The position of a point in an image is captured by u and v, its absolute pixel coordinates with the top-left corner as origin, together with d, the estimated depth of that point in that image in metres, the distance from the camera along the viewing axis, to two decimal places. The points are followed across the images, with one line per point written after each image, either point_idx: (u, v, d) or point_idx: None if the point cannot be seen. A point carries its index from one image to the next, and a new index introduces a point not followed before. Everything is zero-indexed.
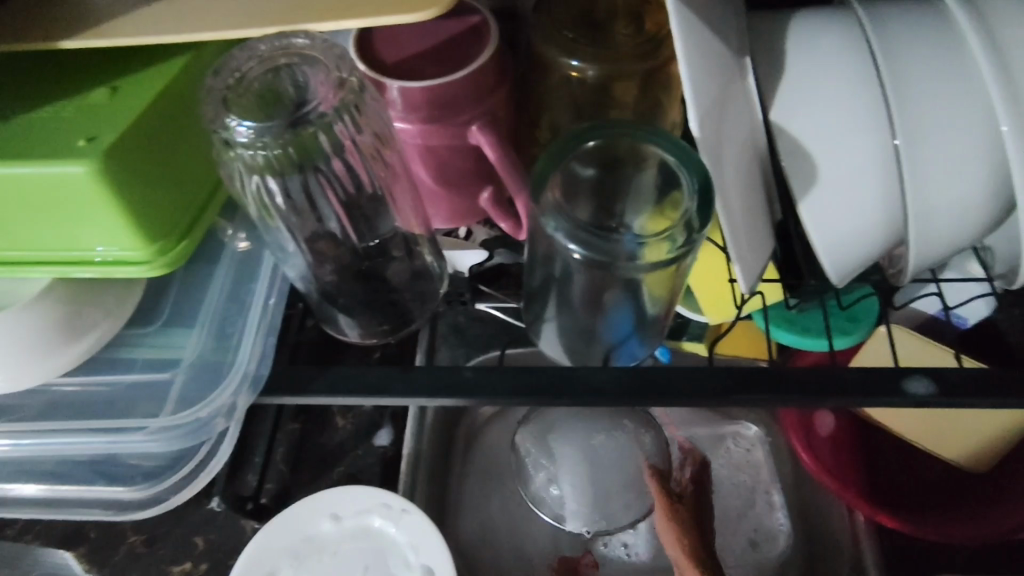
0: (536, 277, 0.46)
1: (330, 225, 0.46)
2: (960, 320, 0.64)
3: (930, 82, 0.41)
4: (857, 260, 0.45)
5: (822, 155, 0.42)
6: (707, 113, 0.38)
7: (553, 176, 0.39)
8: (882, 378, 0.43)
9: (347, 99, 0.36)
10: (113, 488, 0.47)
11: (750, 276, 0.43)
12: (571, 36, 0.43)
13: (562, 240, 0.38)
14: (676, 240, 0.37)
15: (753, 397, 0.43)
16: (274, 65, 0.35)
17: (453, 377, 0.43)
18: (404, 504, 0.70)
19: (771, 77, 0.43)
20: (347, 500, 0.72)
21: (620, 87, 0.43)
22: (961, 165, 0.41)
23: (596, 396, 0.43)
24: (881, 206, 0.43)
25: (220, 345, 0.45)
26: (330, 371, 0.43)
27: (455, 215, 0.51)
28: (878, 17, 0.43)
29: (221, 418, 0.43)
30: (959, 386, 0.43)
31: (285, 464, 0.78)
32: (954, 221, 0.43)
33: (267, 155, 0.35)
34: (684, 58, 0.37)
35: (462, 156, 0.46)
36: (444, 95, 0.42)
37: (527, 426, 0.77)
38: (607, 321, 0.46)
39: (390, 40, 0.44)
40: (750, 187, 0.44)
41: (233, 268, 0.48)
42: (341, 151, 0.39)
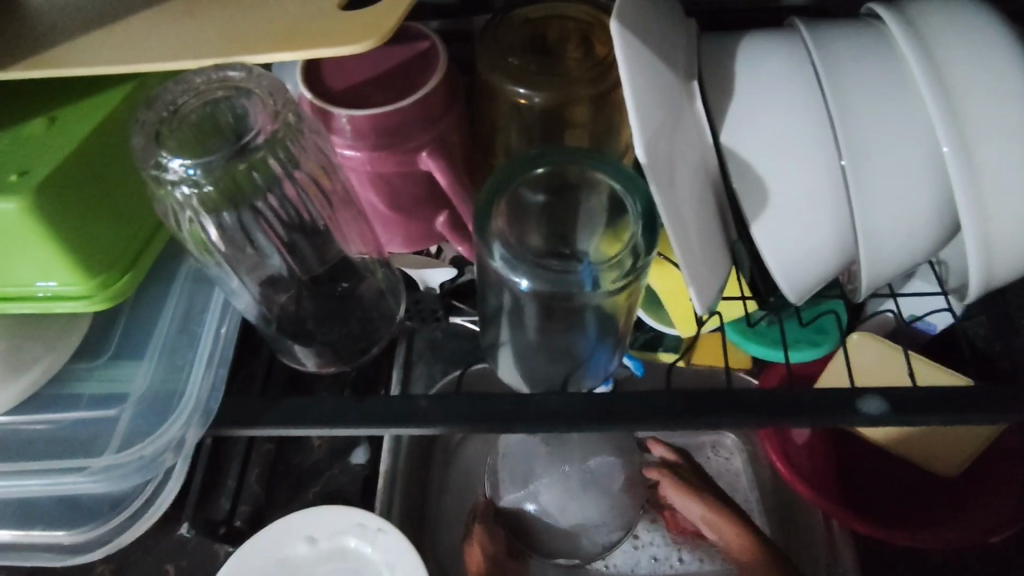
0: (489, 304, 0.45)
1: (273, 261, 0.46)
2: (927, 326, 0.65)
3: (875, 104, 0.42)
4: (812, 279, 0.45)
5: (772, 177, 0.43)
6: (655, 138, 0.37)
7: (500, 205, 0.39)
8: (839, 396, 0.43)
9: (280, 132, 0.35)
10: (53, 533, 0.45)
11: (704, 300, 0.43)
12: (518, 62, 0.43)
13: (511, 271, 0.38)
14: (624, 265, 0.38)
15: (710, 420, 0.42)
16: (212, 98, 0.35)
17: (408, 407, 0.43)
18: (379, 523, 0.69)
19: (720, 99, 0.44)
20: (321, 522, 0.71)
21: (570, 111, 0.43)
22: (905, 185, 0.42)
23: (555, 421, 0.42)
24: (833, 227, 0.44)
25: (169, 377, 0.44)
26: (284, 402, 0.42)
27: (410, 240, 0.49)
28: (823, 40, 0.44)
29: (170, 454, 0.42)
30: (911, 404, 0.43)
31: (259, 485, 0.75)
32: (903, 240, 0.43)
33: (201, 195, 0.35)
34: (629, 85, 0.37)
35: (414, 182, 0.45)
36: (391, 122, 0.41)
37: (504, 474, 0.74)
38: (564, 346, 0.46)
39: (338, 67, 0.44)
40: (702, 210, 0.43)
41: (185, 298, 0.47)
42: (277, 185, 0.39)
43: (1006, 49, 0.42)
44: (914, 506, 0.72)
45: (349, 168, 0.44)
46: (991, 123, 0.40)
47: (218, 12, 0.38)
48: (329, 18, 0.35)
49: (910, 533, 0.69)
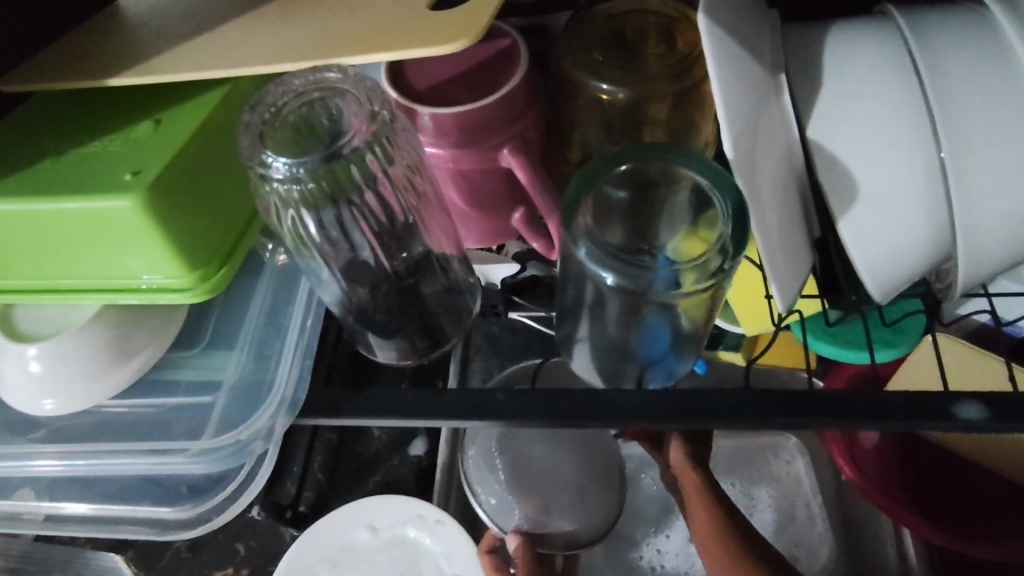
0: (567, 298, 0.46)
1: (364, 254, 0.46)
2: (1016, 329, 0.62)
3: (978, 93, 0.39)
4: (903, 276, 0.43)
5: (862, 171, 0.41)
6: (741, 134, 0.37)
7: (586, 200, 0.39)
8: (929, 400, 0.42)
9: (378, 131, 0.36)
10: (159, 509, 0.48)
11: (787, 296, 0.42)
12: (600, 58, 0.42)
13: (595, 266, 0.38)
14: (709, 266, 0.37)
15: (791, 420, 0.41)
16: (308, 99, 0.36)
17: (486, 400, 0.43)
18: (438, 514, 0.71)
19: (807, 93, 0.42)
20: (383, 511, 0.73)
21: (651, 107, 0.43)
22: (1012, 177, 0.40)
23: (630, 419, 0.42)
24: (926, 224, 0.42)
25: (259, 367, 0.47)
26: (365, 393, 0.44)
27: (486, 236, 0.51)
28: (919, 26, 0.42)
29: (260, 441, 0.44)
30: (1012, 410, 0.41)
31: (322, 473, 0.79)
32: (1006, 237, 0.41)
33: (301, 190, 0.36)
34: (718, 80, 0.36)
35: (493, 179, 0.46)
36: (475, 120, 0.42)
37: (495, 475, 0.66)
38: (643, 343, 0.45)
39: (422, 67, 0.45)
40: (786, 207, 0.42)
41: (272, 289, 0.50)
42: (373, 182, 0.40)
43: None
44: (995, 516, 0.69)
45: (433, 165, 0.45)
46: None
47: (311, 16, 0.39)
48: (421, 18, 0.36)
49: (986, 546, 0.67)
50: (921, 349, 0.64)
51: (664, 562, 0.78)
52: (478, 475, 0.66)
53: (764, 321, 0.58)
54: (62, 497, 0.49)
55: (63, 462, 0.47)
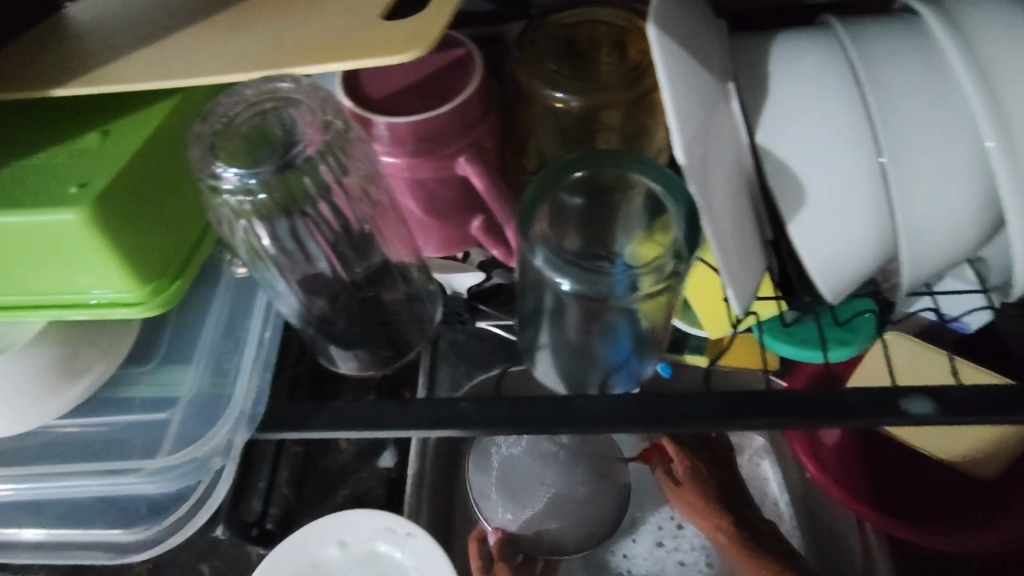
0: (528, 305, 0.46)
1: (320, 265, 0.45)
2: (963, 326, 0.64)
3: (915, 100, 0.41)
4: (852, 277, 0.45)
5: (809, 175, 0.43)
6: (693, 140, 0.38)
7: (541, 207, 0.40)
8: (881, 396, 0.43)
9: (330, 141, 0.36)
10: (112, 531, 0.47)
11: (742, 299, 0.43)
12: (554, 67, 0.43)
13: (553, 272, 0.39)
14: (664, 269, 0.38)
15: (749, 420, 0.42)
16: (261, 109, 0.36)
17: (449, 409, 0.43)
18: (408, 527, 0.71)
19: (755, 100, 0.44)
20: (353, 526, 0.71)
21: (605, 115, 0.44)
22: (949, 180, 0.41)
23: (594, 424, 0.43)
24: (872, 225, 0.43)
25: (217, 382, 0.46)
26: (328, 406, 0.43)
27: (446, 244, 0.51)
28: (859, 37, 0.44)
29: (219, 457, 0.43)
30: (956, 404, 0.42)
31: (288, 488, 0.77)
32: (945, 237, 0.43)
33: (254, 202, 0.36)
34: (668, 88, 0.37)
35: (451, 187, 0.46)
36: (430, 129, 0.42)
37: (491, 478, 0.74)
38: (607, 348, 0.46)
39: (377, 77, 0.45)
40: (738, 210, 0.44)
41: (230, 301, 0.49)
42: (327, 193, 0.40)
43: None
44: (950, 510, 0.71)
45: (390, 175, 0.45)
46: None
47: (263, 25, 0.39)
48: (373, 29, 0.36)
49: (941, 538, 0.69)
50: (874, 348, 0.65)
51: (632, 567, 0.77)
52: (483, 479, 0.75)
53: (725, 325, 0.60)
54: (16, 522, 0.47)
55: (10, 486, 0.45)
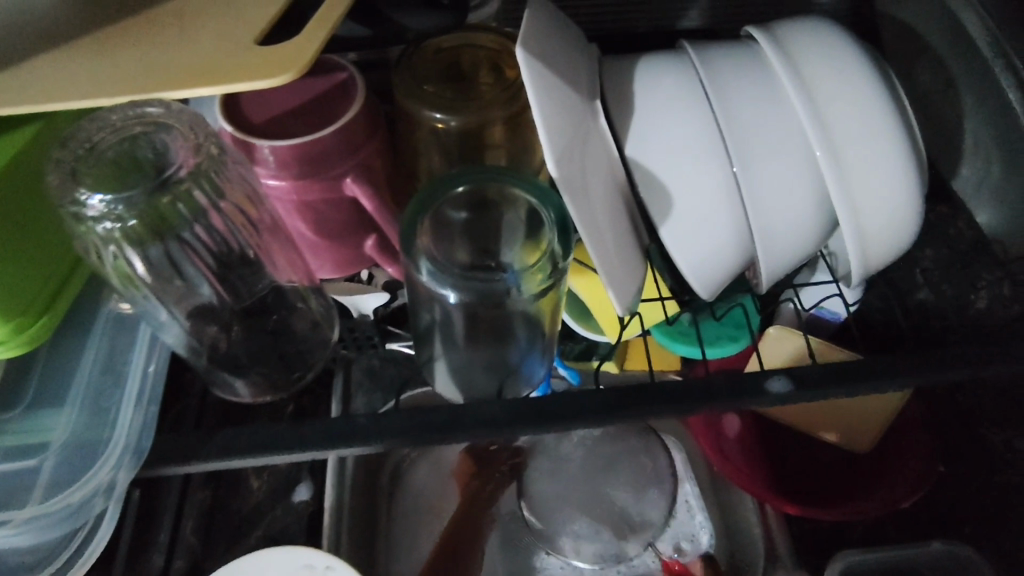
0: (422, 320, 0.47)
1: (204, 291, 0.45)
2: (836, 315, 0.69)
3: (756, 116, 0.47)
4: (721, 276, 0.49)
5: (674, 184, 0.47)
6: (565, 155, 0.41)
7: (423, 222, 0.42)
8: (747, 380, 0.48)
9: (203, 164, 0.36)
10: None
11: (624, 300, 0.46)
12: (432, 90, 0.45)
13: (438, 285, 0.41)
14: (546, 268, 0.41)
15: (634, 413, 0.45)
16: (129, 134, 0.35)
17: (347, 426, 0.43)
18: (326, 559, 0.62)
19: (622, 117, 0.47)
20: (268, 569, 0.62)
21: (485, 133, 0.46)
22: (790, 184, 0.47)
23: (490, 428, 0.44)
24: (733, 227, 0.48)
25: (96, 421, 0.43)
26: (220, 433, 0.42)
27: (341, 265, 0.51)
28: (707, 60, 0.49)
29: (100, 498, 0.40)
30: (810, 380, 0.48)
31: (195, 536, 0.70)
32: (793, 235, 0.48)
33: (125, 228, 0.35)
34: (538, 107, 0.40)
35: (340, 208, 0.46)
36: (313, 151, 0.42)
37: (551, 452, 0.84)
38: (499, 352, 0.49)
39: (257, 100, 0.45)
40: (616, 218, 0.47)
41: (109, 335, 0.46)
42: (203, 216, 0.39)
43: (860, 65, 0.48)
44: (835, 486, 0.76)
45: (275, 198, 0.45)
46: (854, 129, 0.47)
47: (129, 49, 0.38)
48: (245, 53, 0.36)
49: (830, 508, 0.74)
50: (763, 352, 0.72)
51: None
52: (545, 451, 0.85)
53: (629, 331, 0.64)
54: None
55: None
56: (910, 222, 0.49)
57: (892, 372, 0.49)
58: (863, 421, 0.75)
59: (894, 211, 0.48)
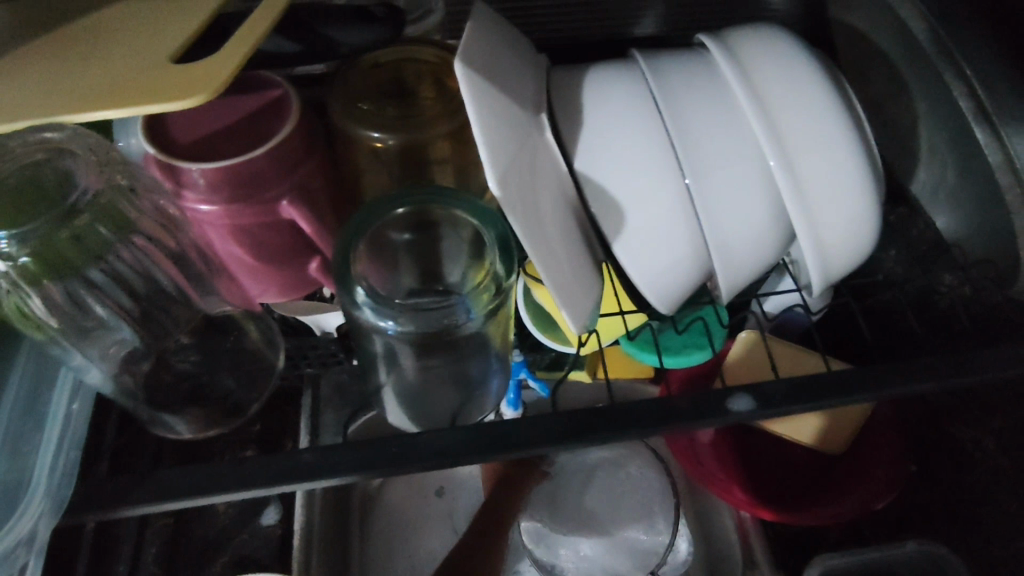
0: (365, 349, 0.45)
1: (122, 332, 0.44)
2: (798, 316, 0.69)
3: (708, 126, 0.46)
4: (679, 291, 0.48)
5: (626, 198, 0.45)
6: (508, 172, 0.39)
7: (360, 247, 0.39)
8: (709, 398, 0.46)
9: (109, 193, 0.35)
10: None
11: (578, 319, 0.45)
12: (369, 107, 0.43)
13: (378, 316, 0.38)
14: (491, 291, 0.39)
15: (592, 436, 0.44)
16: (31, 162, 0.33)
17: (290, 462, 0.41)
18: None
19: (571, 130, 0.46)
20: None
21: (428, 150, 0.44)
22: (745, 196, 0.46)
23: (444, 458, 0.42)
24: (688, 241, 0.46)
25: (12, 469, 0.40)
26: (153, 476, 0.39)
27: (287, 289, 0.48)
28: (658, 70, 0.47)
29: (21, 550, 0.38)
30: (773, 396, 0.47)
31: (158, 566, 0.66)
32: (750, 247, 0.47)
33: (26, 266, 0.33)
34: (478, 124, 0.38)
35: (279, 231, 0.44)
36: (243, 174, 0.40)
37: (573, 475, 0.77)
38: (453, 374, 0.47)
39: (185, 120, 0.42)
40: (568, 236, 0.45)
41: (28, 375, 0.43)
42: (123, 244, 0.38)
43: (812, 72, 0.47)
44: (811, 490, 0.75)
45: (207, 224, 0.42)
46: (808, 137, 0.46)
47: (33, 72, 0.36)
48: (158, 74, 0.34)
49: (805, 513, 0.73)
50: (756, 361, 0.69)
51: None
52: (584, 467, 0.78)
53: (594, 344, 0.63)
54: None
55: None
56: (868, 229, 0.48)
57: (855, 385, 0.48)
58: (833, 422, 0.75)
59: (851, 219, 0.47)
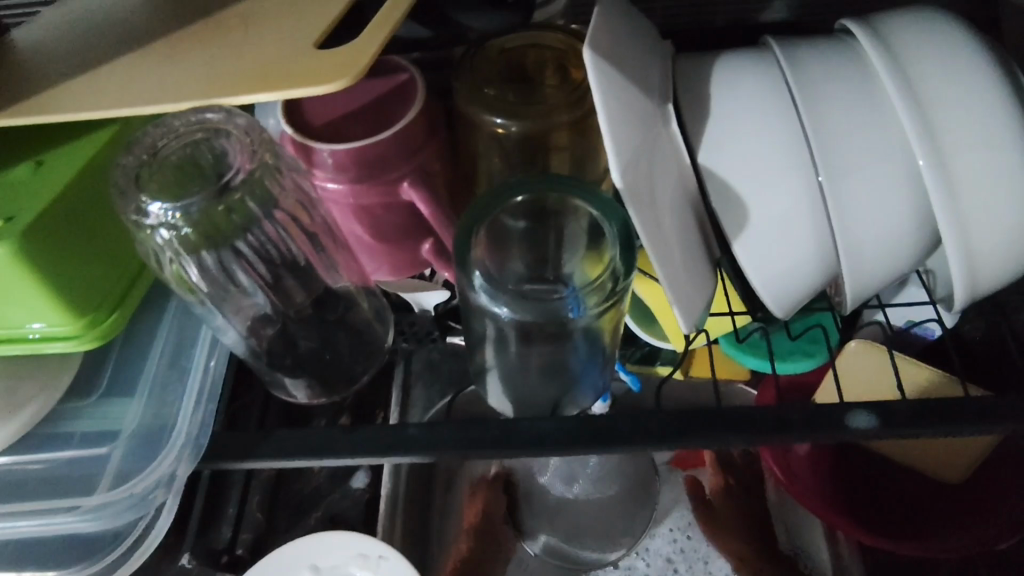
0: (474, 331, 0.46)
1: (257, 299, 0.46)
2: (928, 330, 0.64)
3: (849, 119, 0.42)
4: (797, 295, 0.45)
5: (750, 195, 0.43)
6: (630, 163, 0.38)
7: (478, 232, 0.40)
8: (825, 411, 0.44)
9: (257, 171, 0.37)
10: (42, 573, 0.44)
11: (690, 318, 0.43)
12: (493, 93, 0.43)
13: (491, 300, 0.39)
14: (607, 288, 0.39)
15: (695, 439, 0.43)
16: (192, 140, 0.36)
17: (397, 435, 0.43)
18: (382, 550, 0.62)
19: (695, 121, 0.44)
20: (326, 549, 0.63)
21: (546, 138, 0.44)
22: (884, 197, 0.42)
23: (541, 447, 0.42)
24: (814, 244, 0.44)
25: (160, 413, 0.45)
26: (273, 435, 0.42)
27: (398, 267, 0.50)
28: (795, 57, 0.44)
29: (161, 490, 0.42)
30: (899, 417, 0.43)
31: (261, 512, 0.71)
32: (884, 253, 0.44)
33: (179, 236, 0.36)
34: (604, 112, 0.37)
35: (397, 213, 0.46)
36: (370, 155, 0.42)
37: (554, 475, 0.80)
38: (555, 368, 0.47)
39: (319, 104, 0.45)
40: (684, 232, 0.44)
41: (176, 328, 0.48)
42: (259, 223, 0.40)
43: (976, 62, 0.42)
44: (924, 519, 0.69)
45: (333, 201, 0.45)
46: (966, 135, 0.41)
47: (196, 54, 0.39)
48: (302, 58, 0.36)
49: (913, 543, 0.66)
50: (872, 358, 0.62)
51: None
52: (560, 463, 0.80)
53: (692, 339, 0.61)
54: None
55: None
56: None
57: (995, 411, 0.43)
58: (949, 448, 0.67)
59: (1009, 230, 0.42)
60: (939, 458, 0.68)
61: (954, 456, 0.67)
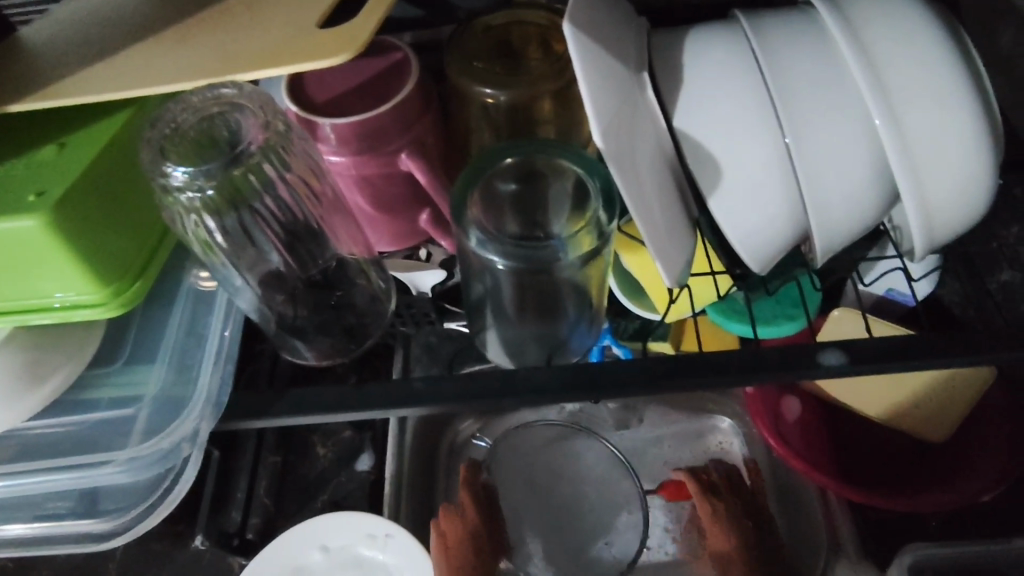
0: (474, 291, 0.49)
1: (273, 259, 0.50)
2: (905, 298, 0.68)
3: (810, 83, 0.46)
4: (771, 249, 0.49)
5: (722, 156, 0.47)
6: (610, 125, 0.41)
7: (473, 194, 0.44)
8: (800, 353, 0.47)
9: (271, 139, 0.40)
10: (85, 522, 0.50)
11: (673, 271, 0.47)
12: (481, 66, 0.47)
13: (484, 251, 0.43)
14: (593, 234, 0.43)
15: (679, 382, 0.46)
16: (208, 114, 0.40)
17: (403, 389, 0.46)
18: (387, 529, 0.67)
19: (670, 88, 0.47)
20: (334, 529, 0.68)
21: (531, 108, 0.47)
22: (845, 153, 0.46)
23: (537, 394, 0.46)
24: (784, 199, 0.47)
25: (181, 377, 0.48)
26: (289, 393, 0.45)
27: (397, 239, 0.55)
28: (760, 29, 0.48)
29: (187, 444, 0.45)
30: (865, 354, 0.47)
31: (269, 496, 0.74)
32: (849, 206, 0.47)
33: (204, 198, 0.39)
34: (584, 79, 0.41)
35: (396, 182, 0.50)
36: (371, 127, 0.45)
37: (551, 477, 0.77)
38: (546, 322, 0.51)
39: (320, 82, 0.48)
40: (664, 190, 0.47)
41: (192, 300, 0.51)
42: (272, 188, 0.44)
43: (925, 28, 0.46)
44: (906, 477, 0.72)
45: (337, 172, 0.49)
46: (916, 94, 0.45)
47: (207, 38, 0.42)
48: (306, 36, 0.40)
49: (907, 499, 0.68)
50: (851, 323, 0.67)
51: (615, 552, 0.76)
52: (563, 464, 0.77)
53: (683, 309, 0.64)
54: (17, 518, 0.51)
55: None
56: (979, 191, 0.47)
57: (952, 346, 0.47)
58: (925, 400, 0.70)
59: (960, 181, 0.46)
60: (919, 415, 0.71)
61: (931, 409, 0.70)
